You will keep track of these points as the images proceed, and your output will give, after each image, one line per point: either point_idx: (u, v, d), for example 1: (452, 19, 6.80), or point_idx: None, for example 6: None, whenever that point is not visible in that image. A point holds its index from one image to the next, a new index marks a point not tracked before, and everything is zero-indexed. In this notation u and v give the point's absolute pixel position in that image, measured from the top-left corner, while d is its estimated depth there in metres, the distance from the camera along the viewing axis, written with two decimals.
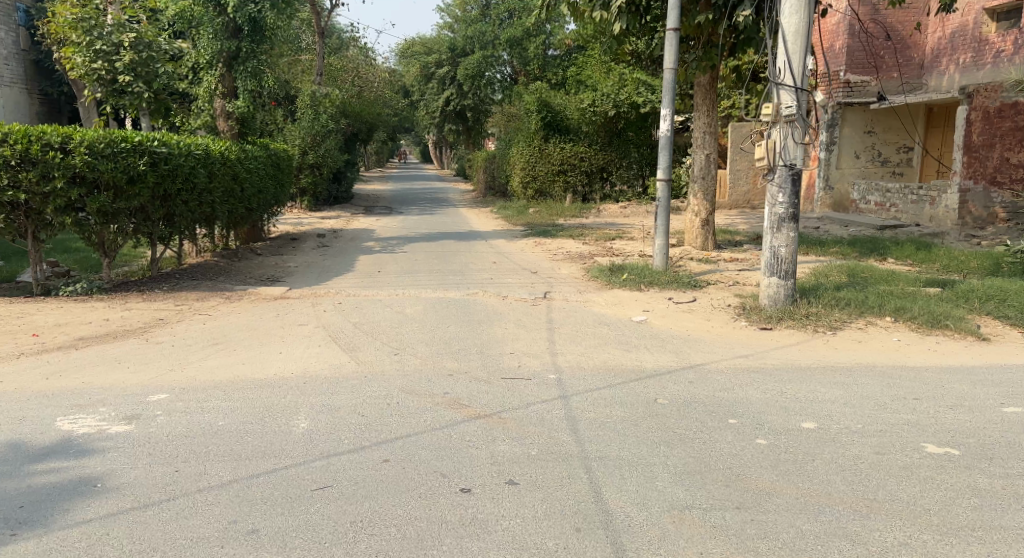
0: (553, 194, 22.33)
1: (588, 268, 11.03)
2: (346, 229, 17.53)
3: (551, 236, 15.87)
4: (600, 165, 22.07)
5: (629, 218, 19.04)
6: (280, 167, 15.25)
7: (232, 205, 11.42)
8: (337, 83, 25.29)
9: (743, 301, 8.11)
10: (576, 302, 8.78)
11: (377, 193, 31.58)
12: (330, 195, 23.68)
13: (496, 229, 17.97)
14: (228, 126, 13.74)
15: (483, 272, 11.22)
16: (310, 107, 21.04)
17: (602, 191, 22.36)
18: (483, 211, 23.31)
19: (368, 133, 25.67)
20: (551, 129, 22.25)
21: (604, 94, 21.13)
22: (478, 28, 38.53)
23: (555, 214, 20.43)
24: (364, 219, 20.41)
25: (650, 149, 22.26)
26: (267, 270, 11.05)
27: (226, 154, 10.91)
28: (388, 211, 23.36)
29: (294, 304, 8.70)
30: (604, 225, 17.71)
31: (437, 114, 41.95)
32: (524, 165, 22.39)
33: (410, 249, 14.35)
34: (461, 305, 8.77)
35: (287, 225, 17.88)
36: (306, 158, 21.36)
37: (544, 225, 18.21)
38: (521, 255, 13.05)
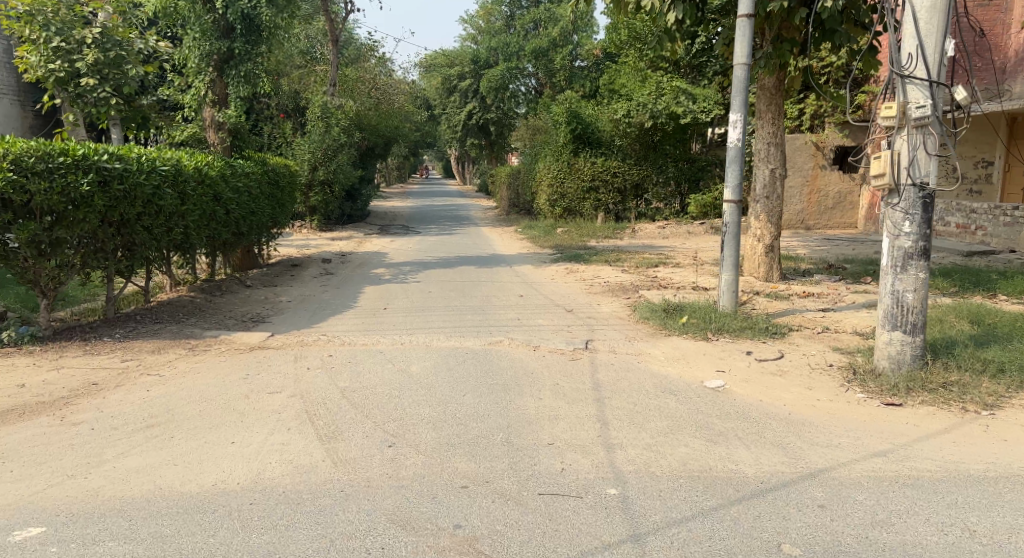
0: (584, 213, 20.53)
1: (634, 305, 9.22)
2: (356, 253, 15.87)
3: (584, 262, 14.07)
4: (634, 181, 20.24)
5: (669, 240, 17.19)
6: (280, 186, 13.54)
7: (214, 230, 9.73)
8: (352, 93, 23.71)
9: (850, 361, 6.23)
10: (627, 356, 6.96)
11: (394, 210, 29.97)
12: (343, 213, 22.07)
13: (521, 252, 16.22)
14: (219, 140, 12.07)
15: (508, 308, 9.41)
16: (320, 120, 19.47)
17: (637, 209, 20.52)
18: (507, 231, 21.59)
19: (385, 147, 24.06)
20: (581, 142, 20.48)
21: (639, 103, 19.31)
22: (502, 39, 36.99)
23: (587, 235, 18.62)
24: (378, 240, 18.74)
25: (689, 163, 20.38)
26: (253, 308, 9.33)
27: (205, 170, 9.24)
28: (404, 231, 21.70)
29: (273, 358, 6.93)
30: (642, 248, 15.88)
31: (459, 128, 40.40)
32: (552, 181, 20.64)
33: (425, 278, 12.61)
34: (483, 358, 6.98)
35: (292, 247, 16.25)
36: (316, 174, 19.73)
37: (575, 248, 16.42)
38: (552, 286, 11.23)
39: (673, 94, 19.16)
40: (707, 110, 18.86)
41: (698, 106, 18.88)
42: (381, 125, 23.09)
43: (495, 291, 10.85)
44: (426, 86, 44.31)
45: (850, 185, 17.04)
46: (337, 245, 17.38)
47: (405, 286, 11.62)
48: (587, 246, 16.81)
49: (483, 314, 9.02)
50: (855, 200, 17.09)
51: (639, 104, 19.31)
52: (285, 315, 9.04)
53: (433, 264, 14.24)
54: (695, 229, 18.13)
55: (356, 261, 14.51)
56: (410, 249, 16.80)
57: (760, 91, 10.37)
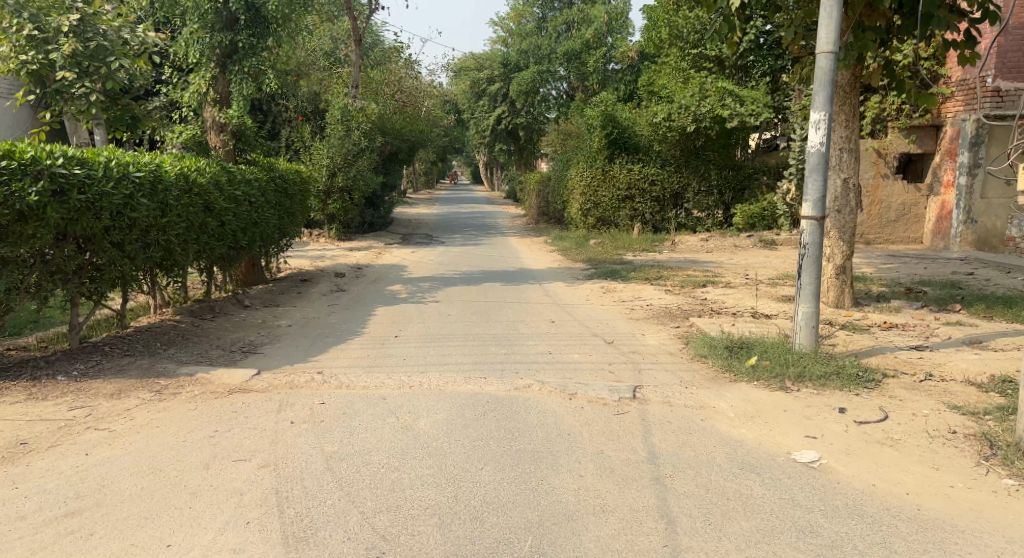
0: (619, 223, 19.21)
1: (687, 337, 7.89)
2: (374, 266, 14.72)
3: (621, 280, 12.74)
4: (675, 189, 18.89)
5: (713, 255, 15.80)
6: (291, 192, 12.36)
7: (206, 243, 8.58)
8: (376, 95, 22.65)
9: (981, 429, 4.85)
10: (687, 410, 5.63)
11: (419, 218, 28.88)
12: (364, 221, 20.97)
13: (552, 266, 14.95)
14: (221, 142, 10.91)
15: (539, 339, 8.12)
16: (340, 123, 18.39)
17: (677, 219, 19.16)
18: (536, 241, 20.34)
19: (409, 152, 22.96)
20: (617, 146, 19.18)
21: (681, 105, 17.94)
22: (532, 41, 35.87)
23: (622, 247, 17.30)
24: (398, 251, 17.57)
25: (734, 170, 18.95)
26: (247, 335, 8.15)
27: (193, 176, 8.05)
28: (427, 241, 20.55)
29: (255, 407, 5.70)
30: (685, 264, 14.51)
31: (487, 133, 39.32)
32: (585, 189, 19.36)
33: (446, 296, 11.42)
34: (509, 408, 5.69)
35: (305, 259, 15.14)
36: (335, 181, 18.62)
37: (610, 263, 15.11)
38: (588, 309, 9.94)
39: (719, 96, 17.80)
40: (755, 114, 17.38)
41: (746, 109, 17.44)
42: (407, 129, 21.98)
43: (524, 314, 9.60)
44: (454, 90, 43.31)
45: (915, 196, 15.57)
46: (354, 257, 16.23)
47: (424, 307, 10.41)
48: (623, 260, 15.50)
49: (511, 345, 7.75)
50: (921, 212, 15.63)
51: (681, 106, 17.94)
52: (283, 344, 7.86)
53: (455, 280, 13.02)
54: (741, 242, 16.70)
55: (372, 276, 13.35)
56: (432, 262, 15.61)
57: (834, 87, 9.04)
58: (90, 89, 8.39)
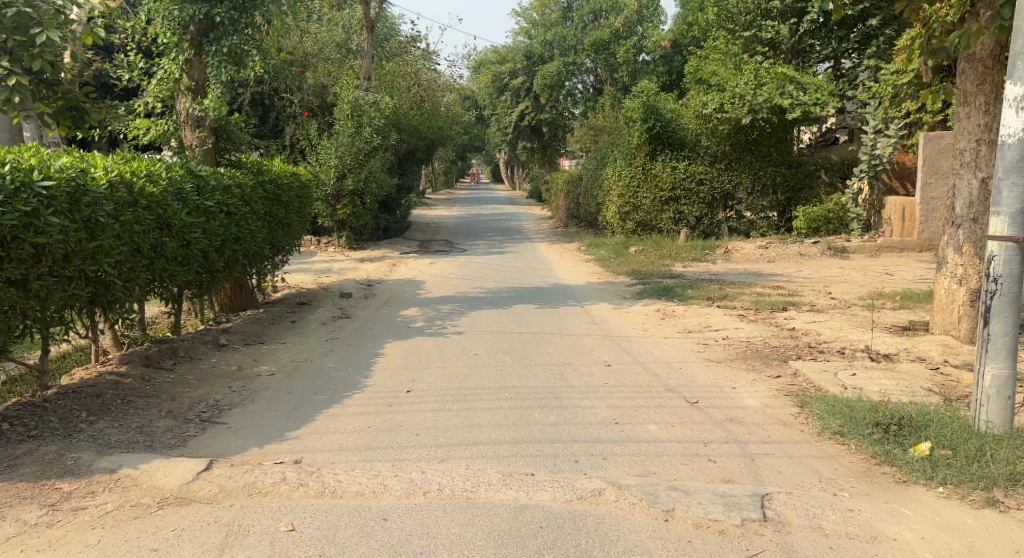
0: (663, 228, 17.25)
1: (798, 396, 5.87)
2: (387, 282, 12.83)
3: (677, 300, 10.74)
4: (724, 190, 16.93)
5: (777, 267, 13.75)
6: (287, 199, 10.35)
7: (162, 269, 6.62)
8: (391, 89, 20.79)
9: None
10: (855, 550, 3.63)
11: (438, 220, 27.04)
12: (378, 227, 19.10)
13: (591, 281, 12.98)
14: (197, 138, 8.96)
15: (598, 395, 6.13)
16: (350, 119, 16.54)
17: (728, 223, 17.12)
18: (568, 248, 18.40)
19: (428, 151, 21.08)
20: (659, 142, 17.22)
21: (735, 93, 16.01)
22: (557, 32, 33.97)
23: (668, 257, 15.28)
24: (415, 262, 15.68)
25: (793, 167, 16.88)
26: (211, 392, 6.19)
27: (138, 183, 6.07)
28: (448, 249, 18.66)
29: (190, 539, 3.76)
30: (748, 278, 12.47)
31: (510, 130, 37.50)
32: (622, 190, 17.41)
33: (469, 324, 9.42)
34: (576, 543, 3.68)
35: (309, 274, 13.27)
36: (344, 183, 16.67)
37: (659, 276, 13.11)
38: (650, 346, 7.88)
39: (779, 83, 15.91)
40: (821, 103, 15.65)
41: (810, 98, 15.66)
42: (425, 126, 20.08)
43: (571, 354, 7.57)
44: (475, 86, 41.47)
45: None
46: (365, 269, 14.35)
47: (444, 341, 8.43)
48: (672, 272, 13.49)
49: (562, 409, 5.73)
50: None
51: (734, 95, 16.00)
52: (255, 408, 5.88)
53: (480, 300, 11.08)
54: (806, 249, 14.69)
55: (383, 296, 11.43)
56: (453, 275, 13.69)
57: (960, 72, 7.34)
58: (9, 71, 6.44)
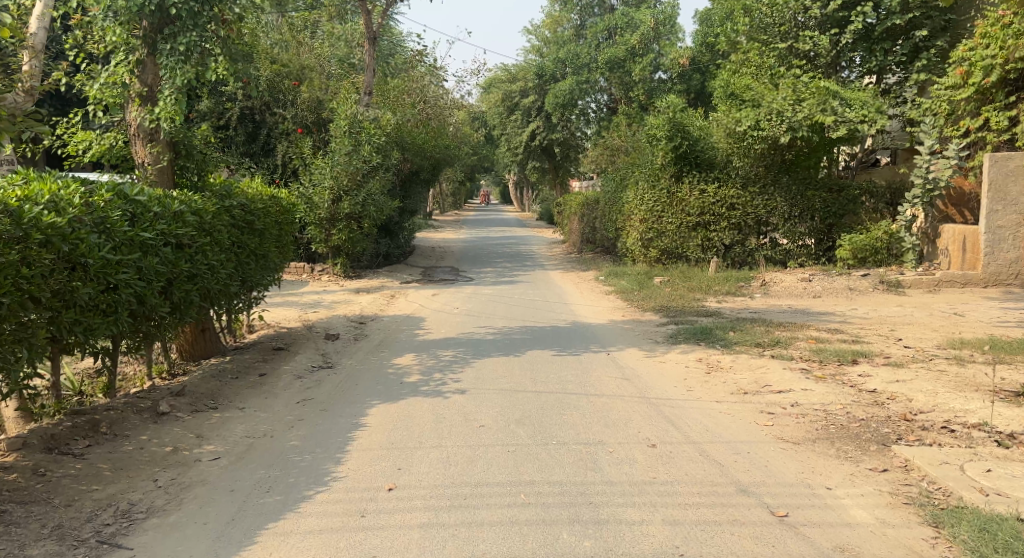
0: (690, 257, 15.73)
1: (926, 509, 4.29)
2: (383, 318, 11.31)
3: (720, 347, 9.16)
4: (758, 215, 15.41)
5: (823, 305, 12.20)
6: (263, 226, 8.76)
7: (72, 322, 5.07)
8: (394, 105, 19.35)
9: None
10: None
11: (445, 244, 25.56)
12: (378, 253, 17.61)
13: (614, 319, 11.41)
14: (150, 154, 7.45)
15: (646, 498, 4.53)
16: (348, 137, 15.13)
17: (762, 251, 15.57)
18: (585, 277, 16.91)
19: (433, 172, 19.59)
20: (686, 162, 15.80)
21: (771, 109, 14.58)
22: (570, 49, 32.55)
23: (699, 290, 13.74)
24: (417, 293, 14.17)
25: (835, 191, 15.34)
26: (126, 491, 4.60)
27: (24, 209, 4.59)
28: (455, 277, 17.18)
29: None
30: (796, 318, 10.89)
31: (521, 150, 37.06)
32: (645, 214, 15.98)
33: (471, 378, 7.78)
34: None
35: (295, 308, 11.76)
36: (340, 207, 15.04)
37: (692, 314, 11.54)
38: (702, 416, 6.24)
39: (820, 98, 14.36)
40: (868, 119, 14.09)
41: (855, 115, 14.09)
42: (430, 144, 18.59)
43: (603, 427, 5.94)
44: (484, 106, 40.08)
45: None
46: (362, 303, 12.84)
47: (443, 403, 6.82)
48: (706, 309, 11.92)
49: (600, 527, 4.13)
50: None
51: (771, 112, 14.58)
52: (179, 520, 4.29)
53: (488, 343, 9.52)
54: (856, 283, 13.22)
55: (375, 337, 9.87)
56: (458, 310, 12.15)
57: None
58: None
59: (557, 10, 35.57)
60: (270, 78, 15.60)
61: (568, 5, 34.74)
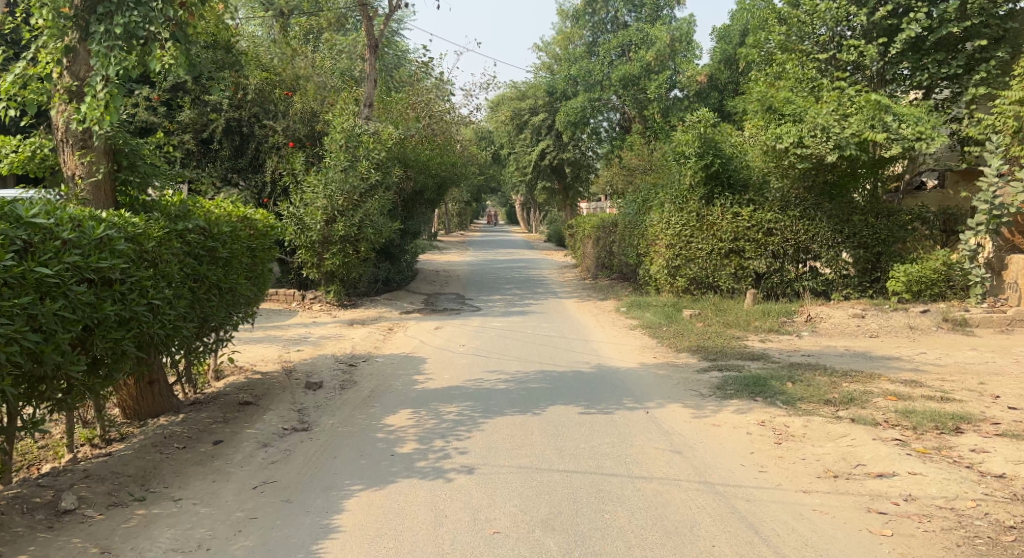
0: (722, 288, 14.16)
1: None
2: (378, 358, 9.77)
3: (781, 404, 7.58)
4: (799, 242, 13.90)
5: (884, 347, 10.64)
6: (231, 253, 7.20)
7: None
8: (397, 119, 17.90)
9: None
10: None
11: (452, 268, 24.05)
12: (377, 279, 16.09)
13: (645, 361, 9.85)
14: (81, 164, 6.00)
15: None
16: (344, 153, 13.66)
17: (802, 281, 14.04)
18: (604, 307, 15.39)
19: (438, 191, 18.12)
20: (717, 182, 14.35)
21: (814, 124, 13.10)
22: (582, 66, 31.13)
23: (736, 326, 12.18)
24: (419, 326, 12.64)
25: (884, 216, 13.83)
26: None
27: None
28: (462, 306, 15.65)
29: None
30: (861, 366, 9.32)
31: (529, 170, 35.67)
32: (672, 238, 14.45)
33: (479, 443, 6.23)
34: None
35: (277, 346, 10.23)
36: (333, 229, 13.48)
37: (734, 358, 9.98)
38: (789, 522, 4.71)
39: (870, 113, 12.83)
40: (925, 136, 12.49)
41: (911, 132, 12.55)
42: (436, 161, 17.11)
43: (657, 540, 4.42)
44: (491, 124, 38.72)
45: None
46: (356, 337, 11.29)
47: (446, 487, 5.26)
48: (749, 351, 10.35)
49: None
50: None
51: (813, 127, 13.09)
52: None
53: (500, 393, 7.96)
54: (916, 320, 11.70)
55: (366, 384, 8.34)
56: (464, 347, 10.60)
57: None
58: None
59: (568, 26, 34.29)
60: (258, 88, 14.05)
61: (580, 21, 33.42)
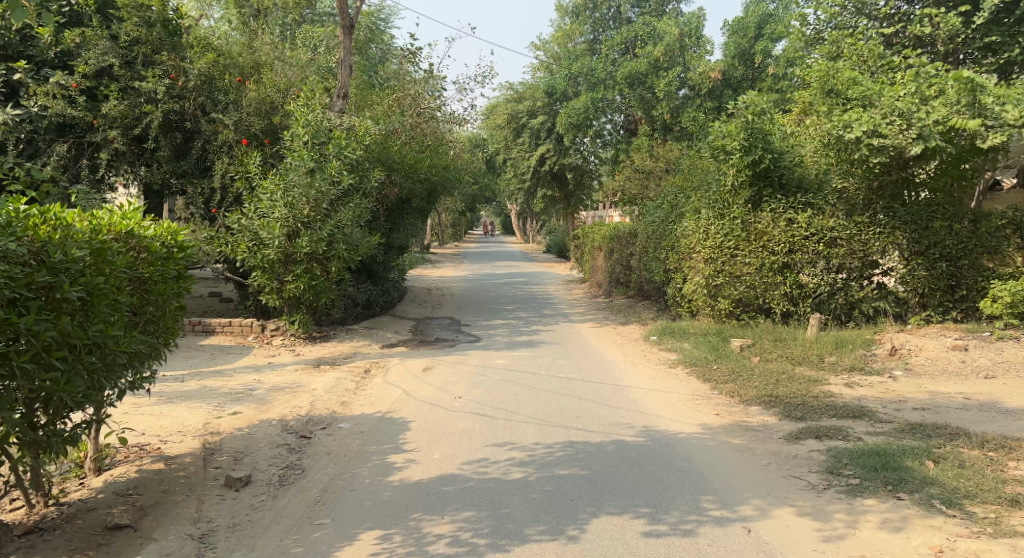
0: (776, 312, 11.58)
1: None
2: (343, 423, 7.15)
3: (944, 508, 5.01)
4: (868, 253, 11.36)
5: (1014, 394, 8.07)
6: (88, 290, 4.64)
7: None
8: (379, 114, 15.28)
9: None
10: None
11: (445, 286, 21.40)
12: (356, 302, 13.47)
13: (707, 422, 7.24)
14: None
15: None
16: (311, 151, 11.08)
17: (872, 302, 11.46)
18: (629, 333, 12.82)
19: (427, 199, 15.47)
20: (767, 183, 11.80)
21: (890, 109, 10.51)
22: (584, 64, 28.20)
23: (805, 363, 9.61)
24: (405, 364, 10.04)
25: (971, 222, 11.25)
26: None
27: None
28: (458, 334, 13.05)
29: None
30: (1012, 431, 6.74)
31: (528, 176, 33.10)
32: (712, 251, 11.85)
33: None
34: None
35: (209, 406, 7.63)
36: (295, 245, 10.86)
37: (827, 416, 7.37)
38: None
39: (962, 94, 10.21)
40: None
41: (1016, 116, 9.95)
42: (425, 163, 14.48)
43: None
44: (486, 129, 36.05)
45: None
46: (321, 385, 8.66)
47: None
48: (841, 404, 7.74)
49: None
50: None
51: (890, 112, 10.49)
52: None
53: (513, 491, 5.36)
54: None
55: (318, 475, 5.75)
56: (462, 400, 7.98)
57: None
58: None
59: (567, 22, 31.74)
60: (205, 72, 11.35)
61: (580, 16, 30.82)
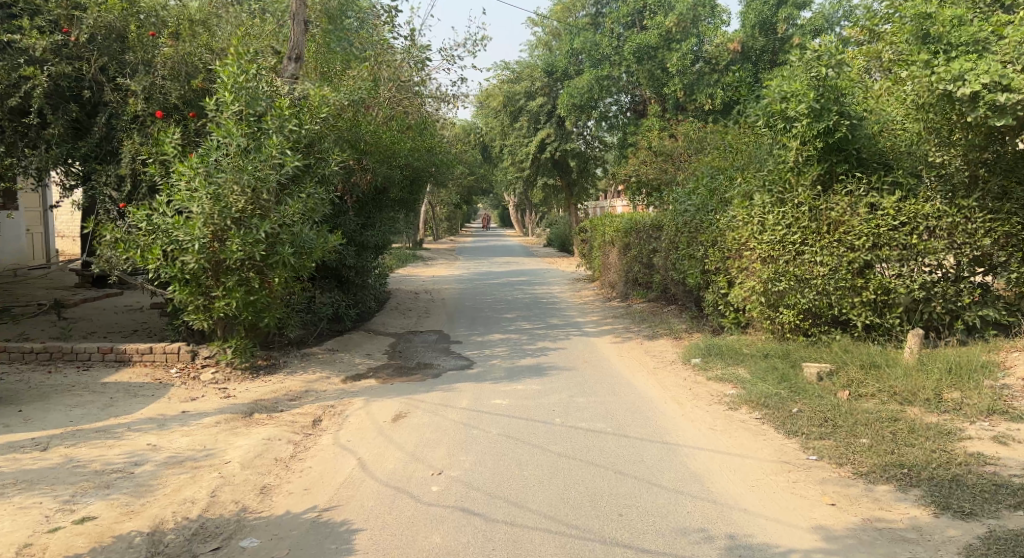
0: (855, 324, 8.95)
1: None
2: (249, 537, 4.58)
3: None
4: (974, 245, 8.59)
5: None
6: None
7: None
8: (348, 86, 12.57)
9: None
10: None
11: (436, 288, 18.76)
12: (319, 318, 10.82)
13: (825, 526, 4.61)
14: None
15: None
16: (242, 124, 8.39)
17: (978, 310, 8.68)
18: (660, 352, 10.18)
19: (408, 188, 12.78)
20: (841, 158, 9.22)
21: (1014, 54, 7.81)
22: (586, 38, 25.40)
23: (916, 402, 6.98)
24: (369, 409, 7.40)
25: None
26: None
27: None
28: (445, 355, 10.41)
29: None
30: None
31: (527, 164, 30.37)
32: (771, 247, 9.24)
33: None
34: None
35: (53, 501, 5.02)
36: (222, 248, 8.19)
37: (1006, 509, 4.74)
38: None
39: None
40: None
41: None
42: (403, 144, 11.75)
43: None
44: (480, 114, 33.29)
45: None
46: (240, 452, 6.03)
47: None
48: (1014, 483, 5.10)
49: None
50: None
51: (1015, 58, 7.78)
52: None
53: None
54: None
55: None
56: (441, 482, 5.35)
57: None
58: None
59: None
60: (103, 21, 8.78)
61: None
